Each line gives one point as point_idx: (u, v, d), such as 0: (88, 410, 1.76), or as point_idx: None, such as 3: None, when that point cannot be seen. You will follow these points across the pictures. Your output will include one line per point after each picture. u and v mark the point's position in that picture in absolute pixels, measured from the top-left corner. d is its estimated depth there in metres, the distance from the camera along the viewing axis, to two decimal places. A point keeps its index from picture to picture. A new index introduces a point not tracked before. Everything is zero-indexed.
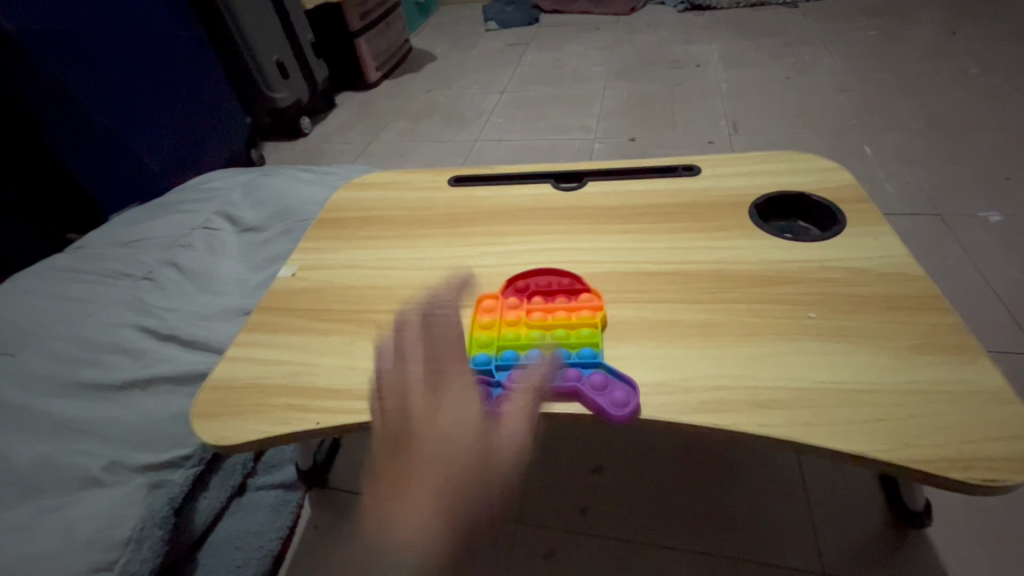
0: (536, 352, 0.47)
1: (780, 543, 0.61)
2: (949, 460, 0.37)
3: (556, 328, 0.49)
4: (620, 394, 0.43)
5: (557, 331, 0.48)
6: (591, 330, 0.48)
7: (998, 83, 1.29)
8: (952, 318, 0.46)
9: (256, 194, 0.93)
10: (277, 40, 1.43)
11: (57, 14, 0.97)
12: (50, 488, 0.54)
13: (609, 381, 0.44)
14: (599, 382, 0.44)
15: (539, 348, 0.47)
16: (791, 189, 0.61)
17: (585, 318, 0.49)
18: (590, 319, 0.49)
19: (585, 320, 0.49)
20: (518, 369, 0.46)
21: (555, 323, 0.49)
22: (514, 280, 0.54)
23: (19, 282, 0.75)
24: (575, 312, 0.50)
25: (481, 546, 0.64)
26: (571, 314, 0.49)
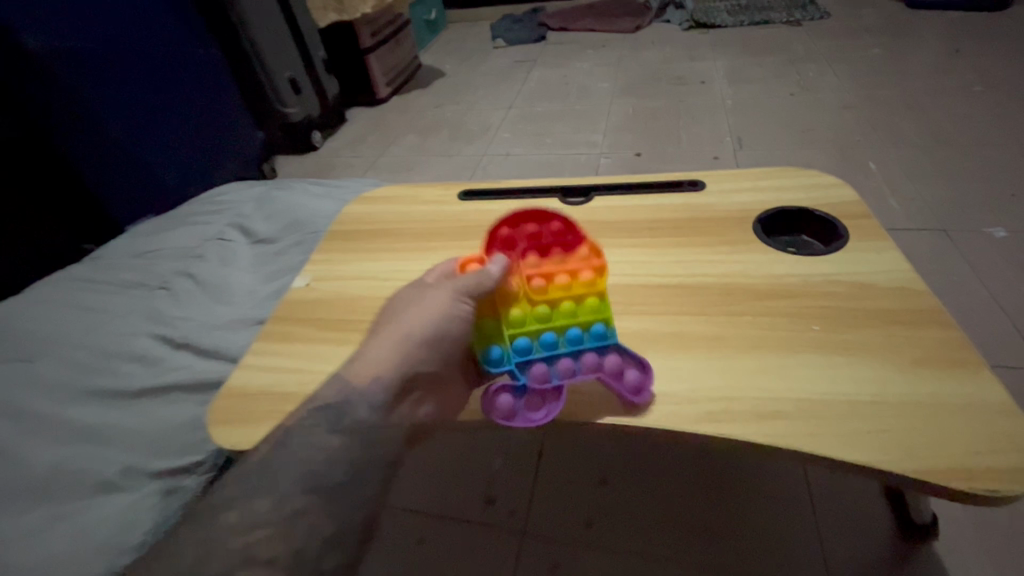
0: (550, 336, 0.47)
1: (787, 556, 0.61)
2: (952, 470, 0.37)
3: (561, 298, 0.50)
4: (634, 377, 0.45)
5: (563, 303, 0.49)
6: (599, 299, 0.49)
7: (1002, 100, 1.30)
8: (956, 332, 0.46)
9: (269, 206, 0.95)
10: (290, 57, 1.47)
11: (77, 36, 1.01)
12: (66, 492, 0.55)
13: (622, 365, 0.46)
14: (614, 367, 0.46)
15: (550, 329, 0.48)
16: (795, 204, 0.62)
17: (589, 285, 0.50)
18: (592, 282, 0.50)
19: (586, 283, 0.50)
20: (537, 363, 0.46)
21: (558, 291, 0.50)
22: (501, 231, 0.56)
23: (39, 292, 0.77)
24: (576, 275, 0.51)
25: (490, 557, 0.65)
26: (573, 278, 0.51)
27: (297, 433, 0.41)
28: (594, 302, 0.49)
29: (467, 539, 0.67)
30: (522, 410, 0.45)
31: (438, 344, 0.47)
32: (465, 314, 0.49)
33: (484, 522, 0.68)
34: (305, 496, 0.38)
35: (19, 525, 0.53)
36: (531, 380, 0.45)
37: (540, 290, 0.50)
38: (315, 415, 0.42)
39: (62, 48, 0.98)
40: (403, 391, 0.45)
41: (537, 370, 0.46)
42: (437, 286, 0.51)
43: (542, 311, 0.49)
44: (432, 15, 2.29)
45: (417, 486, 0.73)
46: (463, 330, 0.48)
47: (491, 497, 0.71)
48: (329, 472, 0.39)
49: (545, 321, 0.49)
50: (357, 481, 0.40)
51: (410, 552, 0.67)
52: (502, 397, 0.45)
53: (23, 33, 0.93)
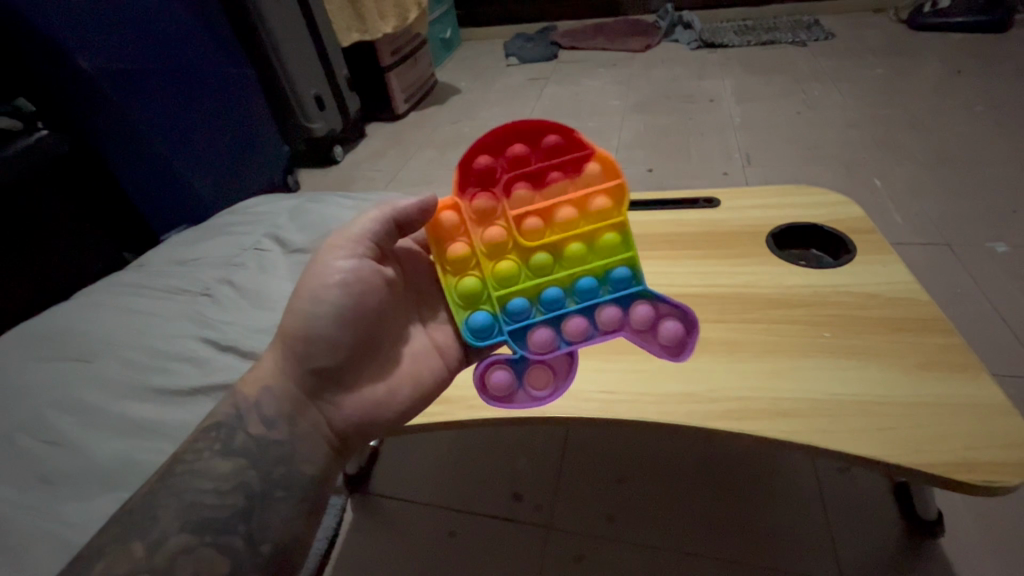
0: (555, 292, 0.53)
1: (800, 551, 0.64)
2: (956, 464, 0.41)
3: (567, 242, 0.55)
4: (671, 330, 0.51)
5: (572, 250, 0.55)
6: (614, 237, 0.55)
7: (1004, 120, 1.34)
8: (958, 339, 0.50)
9: (303, 218, 0.99)
10: (316, 75, 1.53)
11: (129, 56, 1.06)
12: (126, 481, 0.60)
13: (650, 318, 0.52)
14: (643, 324, 0.52)
15: (561, 278, 0.54)
16: (805, 220, 0.66)
17: (592, 228, 0.56)
18: (602, 210, 0.56)
19: (593, 212, 0.56)
20: (541, 329, 0.52)
21: (563, 227, 0.56)
22: (478, 163, 0.58)
23: (92, 295, 0.82)
24: (573, 213, 0.56)
25: (516, 551, 0.69)
26: (580, 209, 0.57)
27: (196, 463, 0.45)
28: (611, 238, 0.55)
29: (493, 534, 0.71)
30: (527, 385, 0.53)
31: (330, 323, 0.49)
32: (342, 281, 0.50)
33: (508, 519, 0.72)
34: (190, 532, 0.42)
35: (87, 510, 0.57)
36: (538, 351, 0.51)
37: (544, 229, 0.56)
38: (208, 438, 0.47)
39: (112, 68, 1.03)
40: (311, 393, 0.49)
41: (544, 338, 0.51)
42: (314, 261, 0.53)
43: (549, 255, 0.55)
44: (447, 34, 2.36)
45: (443, 484, 0.77)
46: (347, 298, 0.50)
47: (516, 494, 0.74)
48: (218, 507, 0.43)
49: (551, 269, 0.55)
50: (255, 509, 0.44)
51: (437, 545, 0.71)
52: (498, 375, 0.51)
53: (79, 56, 0.98)
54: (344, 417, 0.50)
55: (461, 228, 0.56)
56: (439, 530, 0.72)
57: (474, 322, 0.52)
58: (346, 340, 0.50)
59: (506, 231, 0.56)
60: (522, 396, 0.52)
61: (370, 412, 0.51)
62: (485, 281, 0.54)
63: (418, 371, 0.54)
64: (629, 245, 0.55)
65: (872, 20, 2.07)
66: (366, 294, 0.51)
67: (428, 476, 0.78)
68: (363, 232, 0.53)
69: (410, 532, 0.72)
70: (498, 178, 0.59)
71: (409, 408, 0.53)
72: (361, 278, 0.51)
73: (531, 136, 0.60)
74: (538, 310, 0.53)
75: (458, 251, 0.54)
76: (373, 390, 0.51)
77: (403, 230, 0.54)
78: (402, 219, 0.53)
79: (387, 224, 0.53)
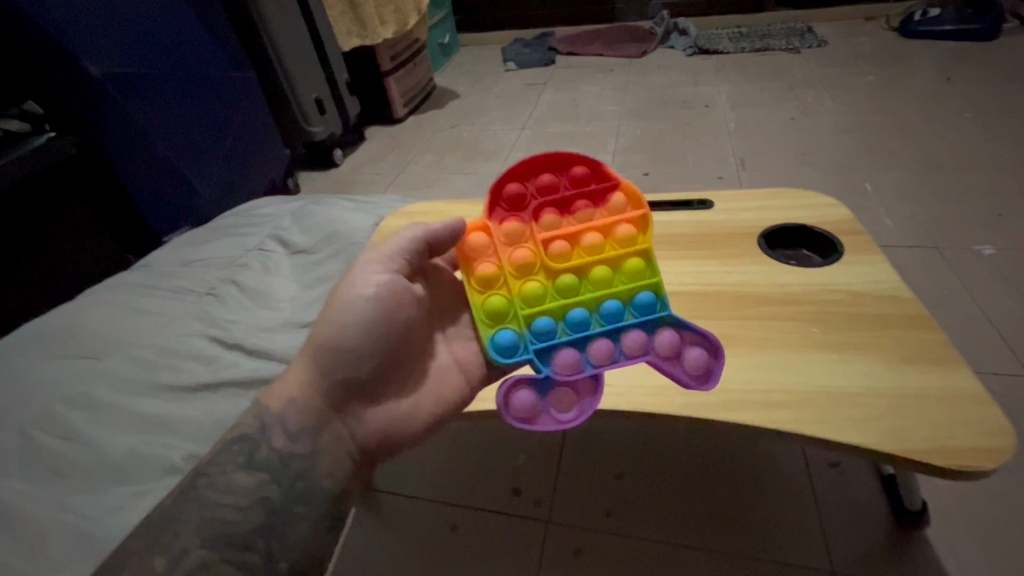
0: (582, 314, 0.55)
1: (793, 541, 0.66)
2: (934, 451, 0.43)
3: (593, 266, 0.58)
4: (698, 358, 0.52)
5: (598, 274, 0.57)
6: (639, 262, 0.57)
7: (993, 127, 1.37)
8: (939, 335, 0.52)
9: (307, 220, 1.01)
10: (317, 80, 1.55)
11: (134, 61, 1.08)
12: (137, 474, 0.61)
13: (676, 344, 0.53)
14: (669, 349, 0.53)
15: (586, 300, 0.56)
16: (795, 221, 0.69)
17: (620, 254, 0.58)
18: (627, 237, 0.59)
19: (617, 239, 0.60)
20: (567, 349, 0.53)
21: (589, 252, 0.59)
22: (508, 189, 0.63)
23: (98, 295, 0.83)
24: (599, 238, 0.59)
25: (516, 544, 0.70)
26: (606, 235, 0.60)
27: (214, 480, 0.47)
28: (635, 263, 0.57)
29: (493, 528, 0.72)
30: (551, 407, 0.51)
31: (359, 335, 0.51)
32: (374, 295, 0.53)
33: (511, 513, 0.74)
34: (209, 547, 0.43)
35: (99, 502, 0.58)
36: (563, 372, 0.52)
37: (570, 253, 0.59)
38: (228, 453, 0.48)
39: (118, 74, 1.05)
40: (336, 406, 0.51)
41: (569, 359, 0.52)
42: (347, 274, 0.55)
43: (574, 276, 0.58)
44: (446, 39, 2.39)
45: (446, 480, 0.78)
46: (378, 312, 0.52)
47: (517, 490, 0.76)
48: (236, 522, 0.45)
49: (577, 290, 0.57)
50: (273, 523, 0.46)
51: (439, 540, 0.72)
52: (521, 396, 0.50)
53: (87, 61, 1.00)
54: (366, 432, 0.52)
55: (490, 248, 0.60)
56: (440, 524, 0.74)
57: (499, 340, 0.54)
58: (373, 353, 0.52)
59: (534, 253, 0.59)
60: (545, 419, 0.51)
61: (391, 426, 0.53)
62: (510, 301, 0.56)
63: (439, 387, 0.56)
64: (654, 271, 0.57)
65: (864, 27, 2.10)
66: (396, 309, 0.54)
67: (430, 473, 0.79)
68: (397, 251, 0.56)
69: (413, 528, 0.74)
70: (526, 205, 0.63)
71: (428, 423, 0.54)
72: (393, 293, 0.54)
73: (561, 167, 0.66)
74: (563, 331, 0.55)
75: (485, 271, 0.58)
76: (395, 405, 0.54)
77: (434, 250, 0.58)
78: (434, 239, 0.57)
79: (419, 244, 0.57)
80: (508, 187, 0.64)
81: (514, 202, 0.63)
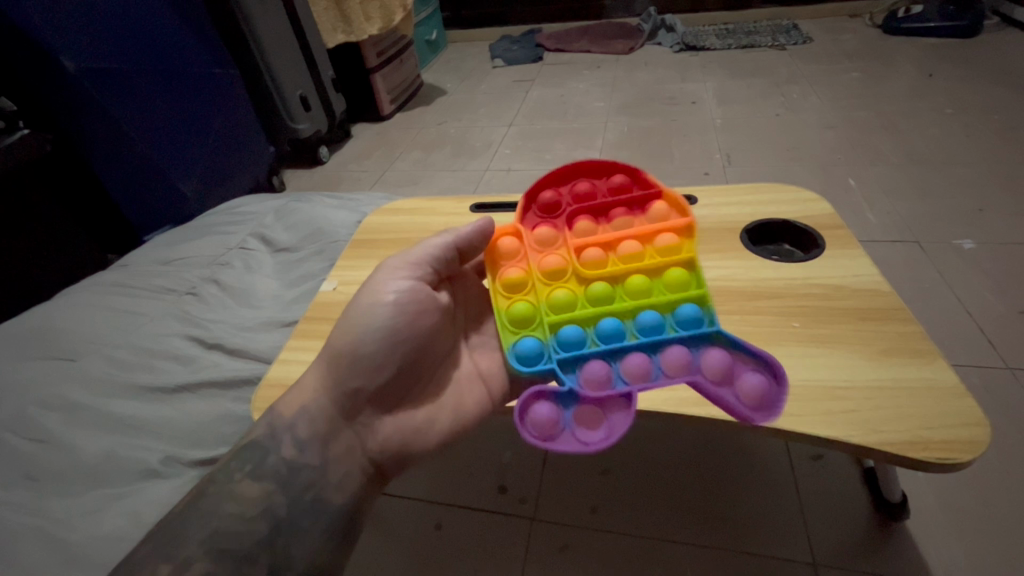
0: (615, 326, 0.52)
1: (775, 532, 0.67)
2: (910, 443, 0.44)
3: (630, 276, 0.57)
4: (749, 386, 0.48)
5: (634, 284, 0.56)
6: (680, 273, 0.56)
7: (972, 123, 1.39)
8: (915, 327, 0.53)
9: (289, 217, 1.00)
10: (301, 76, 1.53)
11: (113, 56, 1.06)
12: (112, 478, 0.60)
13: (726, 367, 0.49)
14: (717, 374, 0.48)
15: (622, 310, 0.54)
16: (776, 217, 0.69)
17: (661, 265, 0.57)
18: (669, 245, 0.59)
19: (657, 247, 0.59)
20: (599, 363, 0.50)
21: (627, 260, 0.58)
22: (544, 197, 0.66)
23: (74, 295, 0.82)
24: (637, 249, 0.59)
25: (503, 541, 0.70)
26: (645, 245, 0.60)
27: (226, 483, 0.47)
28: (678, 274, 0.56)
29: (481, 526, 0.72)
30: (574, 426, 0.47)
31: (377, 343, 0.51)
32: (395, 301, 0.52)
33: (498, 511, 0.73)
34: (217, 556, 0.43)
35: (72, 505, 0.57)
36: (589, 385, 0.49)
37: (606, 260, 0.59)
38: (241, 460, 0.48)
39: (94, 68, 1.03)
40: (348, 416, 0.50)
41: (599, 375, 0.49)
42: (371, 277, 0.55)
43: (608, 284, 0.57)
44: (433, 36, 2.37)
45: (434, 479, 0.78)
46: (399, 316, 0.52)
47: (503, 487, 0.76)
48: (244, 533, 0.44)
49: (611, 300, 0.55)
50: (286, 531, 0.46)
51: (424, 539, 0.72)
52: (541, 410, 0.46)
53: (62, 54, 0.98)
54: (379, 444, 0.51)
55: (522, 252, 0.61)
56: (426, 524, 0.73)
57: (522, 347, 0.52)
58: (392, 362, 0.51)
59: (565, 260, 0.59)
60: (567, 438, 0.46)
61: (403, 440, 0.51)
62: (538, 307, 0.55)
63: (459, 399, 0.54)
64: (699, 283, 0.55)
65: (849, 25, 2.12)
66: (420, 316, 0.53)
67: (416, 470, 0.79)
68: (425, 256, 0.56)
69: (399, 527, 0.73)
70: (561, 212, 0.65)
71: (445, 437, 0.52)
72: (415, 299, 0.53)
73: (599, 180, 0.69)
74: (593, 342, 0.53)
75: (513, 275, 0.58)
76: (411, 417, 0.52)
77: (463, 256, 0.59)
78: (464, 245, 0.58)
79: (450, 250, 0.57)
80: (544, 195, 0.67)
81: (548, 209, 0.66)
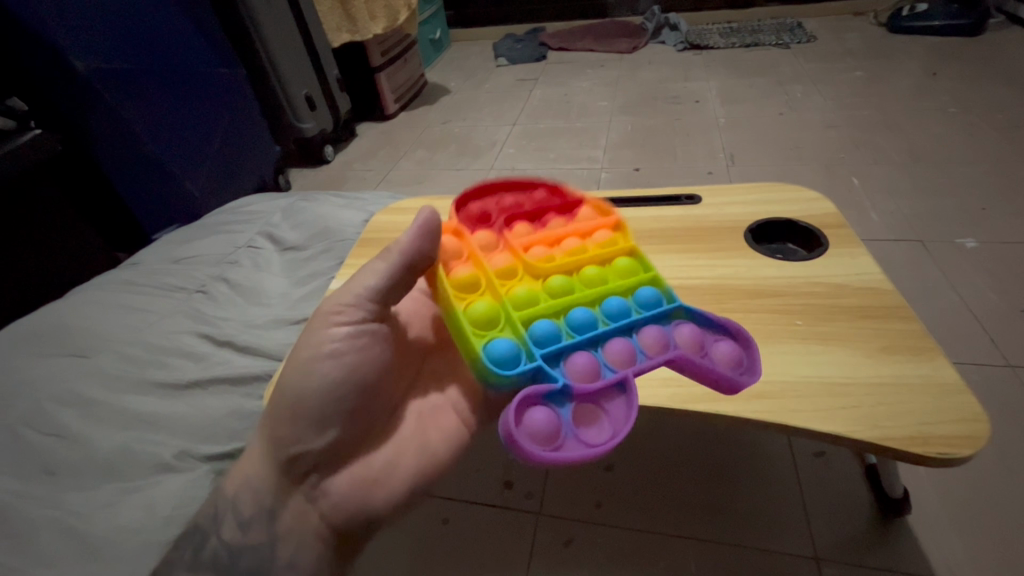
0: (580, 314, 0.52)
1: (777, 527, 0.68)
2: (909, 438, 0.44)
3: (585, 267, 0.59)
4: (727, 351, 0.49)
5: (589, 274, 0.58)
6: (627, 262, 0.59)
7: (976, 121, 1.39)
8: (916, 325, 0.54)
9: (296, 216, 1.01)
10: (307, 76, 1.54)
11: (121, 56, 1.07)
12: (129, 471, 0.61)
13: (700, 336, 0.50)
14: (695, 344, 0.49)
15: (585, 301, 0.54)
16: (780, 215, 0.70)
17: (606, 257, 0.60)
18: (607, 240, 0.63)
19: (596, 242, 0.63)
20: (580, 356, 0.49)
21: (573, 254, 0.61)
22: (470, 208, 0.68)
23: (86, 292, 0.83)
24: (582, 244, 0.62)
25: (508, 535, 0.71)
26: (586, 242, 0.63)
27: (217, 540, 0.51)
28: (626, 262, 0.59)
29: (485, 524, 0.73)
30: (576, 431, 0.45)
31: (318, 398, 0.48)
32: (335, 349, 0.49)
33: (503, 506, 0.74)
34: None
35: (87, 499, 0.58)
36: (580, 381, 0.47)
37: (552, 256, 0.61)
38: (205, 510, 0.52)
39: (104, 68, 1.04)
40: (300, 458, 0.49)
41: (586, 368, 0.48)
42: (312, 324, 0.51)
43: (565, 277, 0.58)
44: (437, 35, 2.38)
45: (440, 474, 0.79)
46: (339, 364, 0.49)
47: (509, 483, 0.77)
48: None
49: (571, 291, 0.57)
50: None
51: (431, 534, 0.73)
52: (539, 420, 0.44)
53: (74, 56, 0.99)
54: (334, 503, 0.49)
55: (464, 255, 0.61)
56: (433, 519, 0.74)
57: (495, 352, 0.49)
58: (338, 413, 0.49)
59: (512, 262, 0.60)
60: (573, 445, 0.44)
61: (359, 494, 0.49)
62: (499, 309, 0.54)
63: (423, 438, 0.52)
64: (647, 267, 0.58)
65: (852, 23, 2.12)
66: (363, 362, 0.50)
67: None
68: (361, 294, 0.50)
69: (407, 522, 0.74)
70: (492, 222, 0.67)
71: (412, 479, 0.50)
72: (355, 343, 0.50)
73: (524, 191, 0.71)
74: (568, 335, 0.51)
75: (463, 275, 0.56)
76: (368, 465, 0.49)
77: (414, 270, 0.51)
78: (416, 255, 0.51)
79: (396, 271, 0.50)
80: (472, 207, 0.68)
81: (478, 219, 0.68)
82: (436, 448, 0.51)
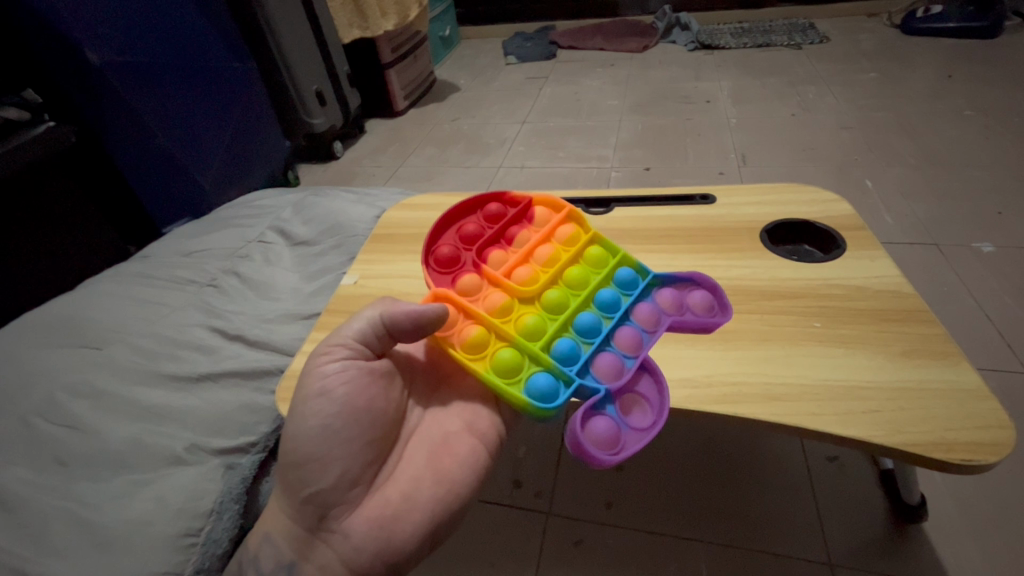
0: (592, 321, 0.56)
1: (790, 531, 0.67)
2: (933, 444, 0.44)
3: (569, 267, 0.63)
4: (699, 295, 0.59)
5: (573, 273, 0.61)
6: (598, 249, 0.64)
7: (992, 124, 1.37)
8: (939, 329, 0.53)
9: (308, 210, 1.01)
10: (317, 72, 1.53)
11: (134, 49, 1.07)
12: (141, 463, 0.61)
13: (680, 298, 0.59)
14: (676, 302, 0.58)
15: (583, 304, 0.59)
16: (797, 216, 0.69)
17: (579, 251, 0.64)
18: (572, 233, 0.66)
19: (563, 237, 0.66)
20: (603, 355, 0.54)
21: (551, 261, 0.63)
22: (433, 253, 0.64)
23: (100, 284, 0.83)
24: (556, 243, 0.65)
25: (517, 535, 0.71)
26: (555, 242, 0.66)
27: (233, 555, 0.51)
28: (597, 251, 0.63)
29: (495, 525, 0.72)
30: (627, 422, 0.49)
31: (317, 441, 0.46)
32: (334, 391, 0.47)
33: (512, 505, 0.74)
34: None
35: (100, 490, 0.58)
36: (613, 380, 0.52)
37: (536, 272, 0.62)
38: None
39: (117, 61, 1.04)
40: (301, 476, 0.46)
41: (610, 367, 0.53)
42: (304, 371, 0.49)
43: (559, 288, 0.60)
44: (446, 32, 2.37)
45: None
46: (343, 401, 0.47)
47: (518, 482, 0.77)
48: None
49: (570, 299, 0.60)
50: None
51: None
52: (599, 427, 0.48)
53: (87, 48, 0.99)
54: (351, 530, 0.46)
55: (460, 311, 0.57)
56: None
57: (540, 390, 0.50)
58: (348, 448, 0.46)
59: (505, 293, 0.60)
60: (631, 436, 0.48)
61: (380, 537, 0.45)
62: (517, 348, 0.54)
63: (437, 466, 0.48)
64: (614, 250, 0.64)
65: (866, 25, 2.10)
66: (365, 395, 0.48)
67: None
68: (342, 347, 0.49)
69: None
70: (463, 261, 0.64)
71: (432, 510, 0.46)
72: (354, 382, 0.48)
73: (475, 215, 0.70)
74: (584, 344, 0.56)
75: (473, 332, 0.54)
76: (386, 502, 0.46)
77: (395, 335, 0.51)
78: (389, 321, 0.50)
79: (377, 327, 0.50)
80: (439, 251, 0.64)
81: (446, 263, 0.64)
82: (452, 475, 0.48)
